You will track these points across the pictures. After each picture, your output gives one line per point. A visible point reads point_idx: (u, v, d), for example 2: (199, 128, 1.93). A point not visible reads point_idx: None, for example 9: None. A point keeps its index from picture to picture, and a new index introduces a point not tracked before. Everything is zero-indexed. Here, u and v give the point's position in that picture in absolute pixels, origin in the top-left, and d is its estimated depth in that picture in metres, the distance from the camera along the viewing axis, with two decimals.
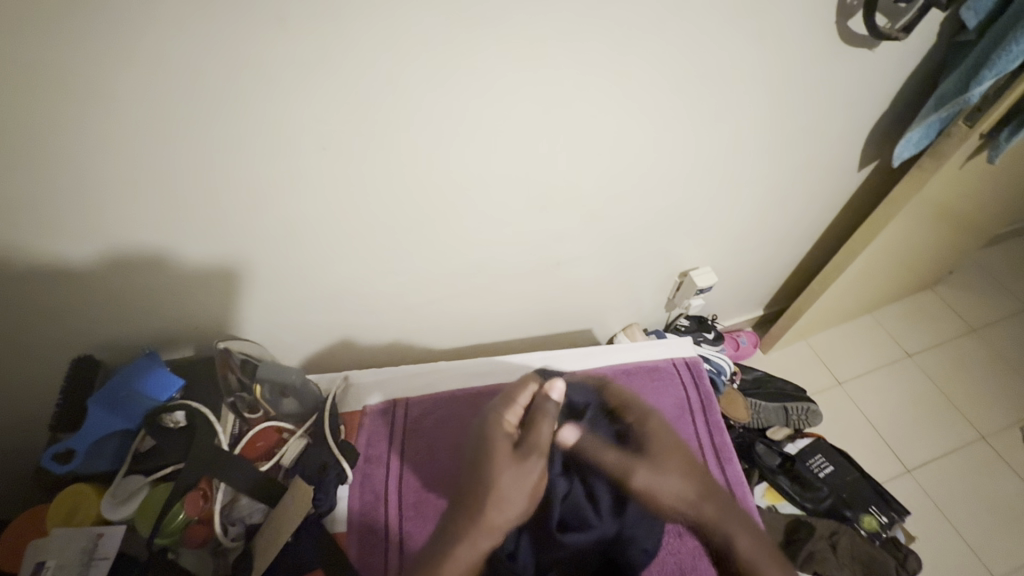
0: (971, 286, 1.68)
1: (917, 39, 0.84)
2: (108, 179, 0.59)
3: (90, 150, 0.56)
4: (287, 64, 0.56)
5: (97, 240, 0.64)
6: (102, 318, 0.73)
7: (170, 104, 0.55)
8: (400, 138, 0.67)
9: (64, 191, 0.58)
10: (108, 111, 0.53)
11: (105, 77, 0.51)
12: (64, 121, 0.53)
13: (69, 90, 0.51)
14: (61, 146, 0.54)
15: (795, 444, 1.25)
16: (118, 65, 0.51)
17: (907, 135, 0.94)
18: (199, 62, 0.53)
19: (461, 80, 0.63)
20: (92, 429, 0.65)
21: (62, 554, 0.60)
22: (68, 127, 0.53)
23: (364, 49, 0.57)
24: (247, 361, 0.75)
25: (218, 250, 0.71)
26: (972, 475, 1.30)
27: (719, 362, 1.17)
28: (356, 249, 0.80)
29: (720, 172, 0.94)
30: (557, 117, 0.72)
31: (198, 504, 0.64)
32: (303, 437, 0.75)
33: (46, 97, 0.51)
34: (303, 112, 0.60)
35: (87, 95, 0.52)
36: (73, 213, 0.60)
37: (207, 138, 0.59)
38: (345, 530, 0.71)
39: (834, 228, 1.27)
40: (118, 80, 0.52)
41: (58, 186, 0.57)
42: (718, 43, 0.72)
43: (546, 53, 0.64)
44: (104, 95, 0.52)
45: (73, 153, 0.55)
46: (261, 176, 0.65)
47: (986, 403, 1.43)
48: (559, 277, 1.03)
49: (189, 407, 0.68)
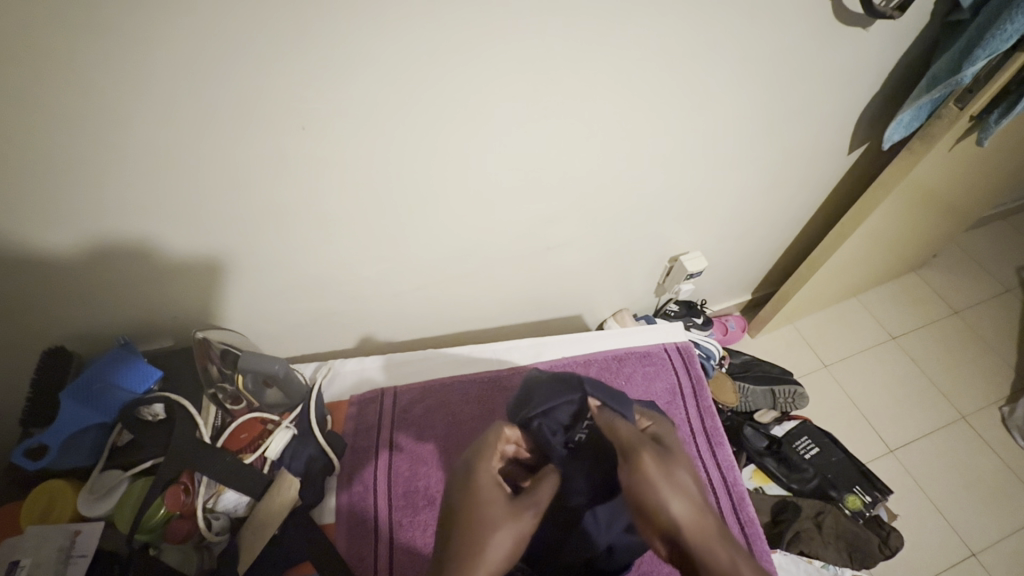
0: (955, 269, 1.70)
1: (912, 18, 0.83)
2: (72, 162, 0.55)
3: (45, 129, 0.52)
4: (260, 37, 0.52)
5: (64, 227, 0.60)
6: (72, 309, 0.70)
7: (132, 78, 0.51)
8: (385, 117, 0.64)
9: (25, 174, 0.54)
10: (65, 87, 0.49)
11: (56, 48, 0.47)
12: (16, 98, 0.49)
13: (17, 62, 0.47)
14: (18, 125, 0.51)
15: (783, 426, 1.26)
16: (77, 38, 0.47)
17: (898, 117, 0.93)
18: (165, 35, 0.49)
19: (449, 55, 0.60)
20: (64, 425, 0.62)
21: (38, 552, 0.58)
22: (23, 105, 0.49)
23: (344, 21, 0.54)
24: (228, 351, 0.72)
25: (195, 236, 0.68)
26: (952, 454, 1.33)
27: (708, 346, 1.18)
28: (339, 234, 0.77)
29: (712, 154, 0.93)
30: (547, 95, 0.70)
31: (179, 498, 0.63)
32: (289, 427, 0.71)
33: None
34: (279, 91, 0.57)
35: (39, 67, 0.47)
36: (36, 198, 0.57)
37: (178, 116, 0.55)
38: (333, 521, 0.71)
39: (823, 212, 1.27)
40: (72, 53, 0.48)
41: (15, 170, 0.54)
42: (714, 20, 0.70)
43: (535, 26, 0.61)
44: (59, 68, 0.48)
45: (31, 134, 0.52)
46: (237, 159, 0.62)
47: (966, 384, 1.46)
48: (548, 262, 1.01)
49: (167, 399, 0.66)
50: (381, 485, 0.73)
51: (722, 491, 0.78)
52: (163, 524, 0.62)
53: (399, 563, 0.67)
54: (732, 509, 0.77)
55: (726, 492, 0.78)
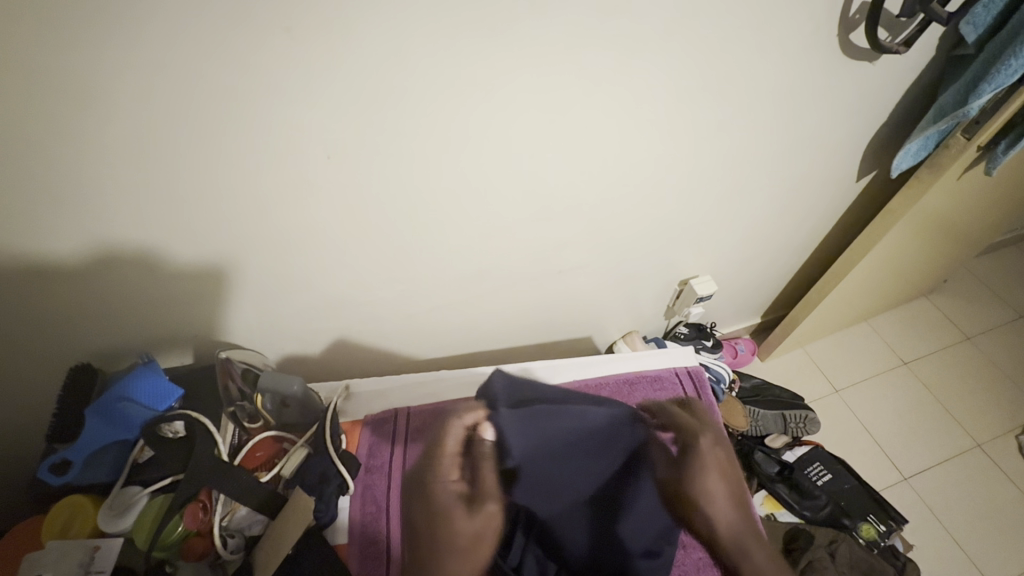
0: (966, 294, 1.69)
1: (916, 53, 0.85)
2: (108, 184, 0.58)
3: (88, 153, 0.55)
4: (292, 71, 0.56)
5: (97, 244, 0.63)
6: (101, 326, 0.72)
7: (171, 105, 0.54)
8: (408, 144, 0.67)
9: (68, 196, 0.58)
10: (107, 112, 0.53)
11: (100, 78, 0.50)
12: (61, 124, 0.52)
13: (66, 91, 0.50)
14: (61, 147, 0.54)
15: (794, 452, 1.24)
16: (124, 71, 0.50)
17: (905, 147, 0.95)
18: (205, 69, 0.53)
19: (468, 87, 0.63)
20: (91, 439, 0.64)
21: (57, 567, 0.58)
22: (68, 131, 0.53)
23: (372, 57, 0.57)
24: (248, 370, 0.75)
25: (219, 257, 0.71)
26: (968, 482, 1.31)
27: (718, 370, 1.18)
28: (357, 255, 0.80)
29: (720, 181, 0.95)
30: (562, 126, 0.73)
31: (197, 516, 0.63)
32: (304, 446, 0.73)
33: (41, 97, 0.50)
34: (312, 122, 0.61)
35: (86, 96, 0.51)
36: (73, 217, 0.60)
37: (212, 143, 0.59)
38: (345, 542, 0.71)
39: (832, 237, 1.28)
40: (115, 82, 0.51)
41: (57, 189, 0.57)
42: (722, 53, 0.73)
43: (551, 61, 0.64)
44: (101, 95, 0.51)
45: (75, 157, 0.55)
46: (265, 182, 0.65)
47: (980, 411, 1.44)
48: (559, 285, 1.03)
49: (187, 417, 0.67)
50: (394, 504, 0.73)
51: None
52: (180, 542, 0.63)
53: None
54: None
55: None
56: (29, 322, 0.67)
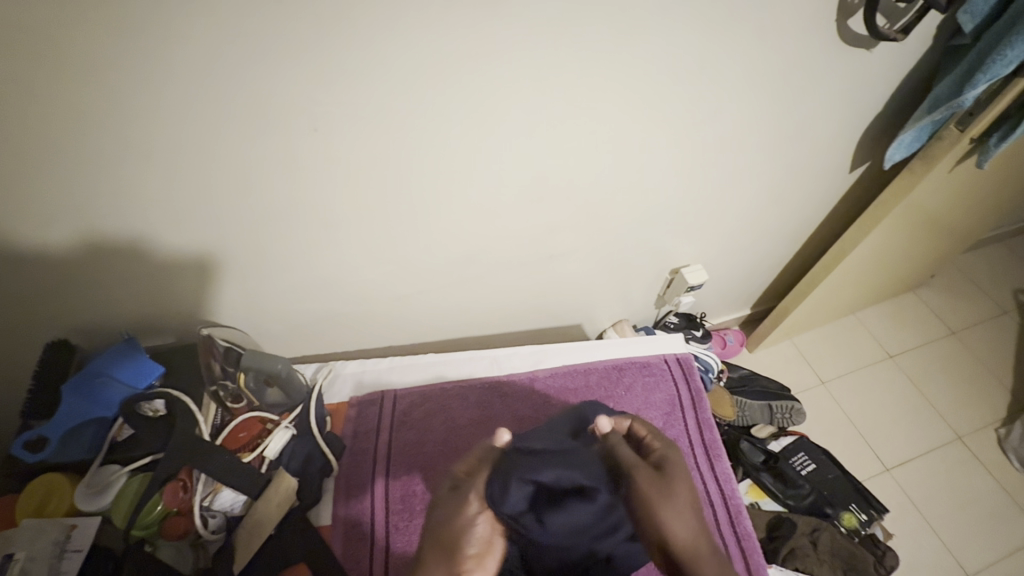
0: (954, 290, 1.71)
1: (913, 42, 0.85)
2: (88, 155, 0.56)
3: (69, 126, 0.53)
4: (280, 42, 0.54)
5: (74, 218, 0.61)
6: (82, 305, 0.71)
7: (156, 78, 0.52)
8: (398, 122, 0.65)
9: (46, 167, 0.55)
10: (86, 81, 0.50)
11: (78, 46, 0.48)
12: (41, 95, 0.50)
13: (41, 58, 0.48)
14: (37, 115, 0.51)
15: (778, 442, 1.26)
16: (104, 37, 0.48)
17: (899, 138, 0.95)
18: (187, 34, 0.50)
19: (461, 63, 0.62)
20: (66, 418, 0.62)
21: (32, 545, 0.57)
22: (46, 98, 0.50)
23: (361, 27, 0.55)
24: (231, 349, 0.72)
25: (201, 234, 0.69)
26: (947, 474, 1.33)
27: (706, 359, 1.18)
28: (346, 237, 0.78)
29: (714, 170, 0.94)
30: (557, 107, 0.71)
31: (177, 495, 0.62)
32: (288, 428, 0.71)
33: (15, 65, 0.47)
34: (299, 95, 0.58)
35: (66, 66, 0.49)
36: (52, 190, 0.57)
37: (197, 115, 0.56)
38: (329, 523, 0.70)
39: (823, 229, 1.28)
40: (95, 52, 0.49)
41: (35, 161, 0.54)
42: (721, 35, 0.72)
43: (547, 38, 0.63)
44: (80, 66, 0.49)
45: (54, 127, 0.53)
46: (248, 157, 0.63)
47: (962, 405, 1.46)
48: (550, 271, 1.02)
49: (168, 395, 0.66)
50: (378, 487, 0.73)
51: (721, 505, 0.78)
52: (159, 521, 0.61)
53: (393, 569, 0.67)
54: (729, 522, 0.76)
55: (724, 506, 0.78)
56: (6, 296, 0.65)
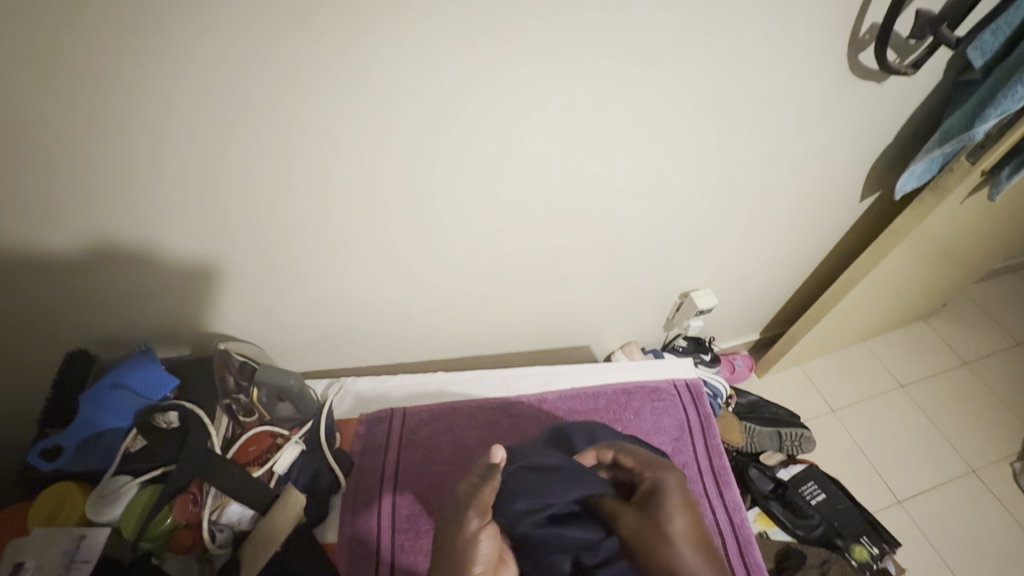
0: (965, 320, 1.70)
1: (923, 76, 0.86)
2: (93, 164, 0.57)
3: (99, 138, 0.55)
4: (310, 68, 0.56)
5: (80, 227, 0.62)
6: (101, 315, 0.72)
7: (183, 93, 0.54)
8: (418, 145, 0.68)
9: (54, 174, 0.57)
10: (98, 92, 0.52)
11: (113, 63, 0.50)
12: (73, 106, 0.52)
13: (75, 72, 0.50)
14: (50, 126, 0.53)
15: (788, 470, 1.23)
16: (112, 50, 0.50)
17: (910, 168, 0.95)
18: (197, 48, 0.52)
19: (481, 91, 0.64)
20: (83, 426, 0.63)
21: (43, 555, 0.57)
22: (81, 111, 0.53)
23: (388, 54, 0.57)
24: (246, 364, 0.74)
25: (221, 248, 0.71)
26: (962, 508, 1.30)
27: (715, 384, 1.17)
28: (362, 254, 0.80)
29: (725, 196, 0.95)
30: (572, 132, 0.73)
31: (187, 508, 0.62)
32: (298, 443, 0.71)
33: (53, 80, 0.50)
34: (323, 116, 0.61)
35: (101, 81, 0.51)
36: (58, 197, 0.59)
37: (203, 129, 0.58)
38: (335, 541, 0.70)
39: (834, 256, 1.28)
40: (128, 67, 0.51)
41: (37, 168, 0.56)
42: (733, 67, 0.73)
43: (564, 67, 0.65)
44: (113, 80, 0.52)
45: (62, 136, 0.54)
46: (272, 175, 0.65)
47: (976, 437, 1.44)
48: (560, 292, 1.03)
49: (182, 406, 0.67)
50: (384, 505, 0.73)
51: (730, 534, 0.77)
52: (167, 534, 0.61)
53: None
54: (738, 552, 0.75)
55: (733, 535, 0.77)
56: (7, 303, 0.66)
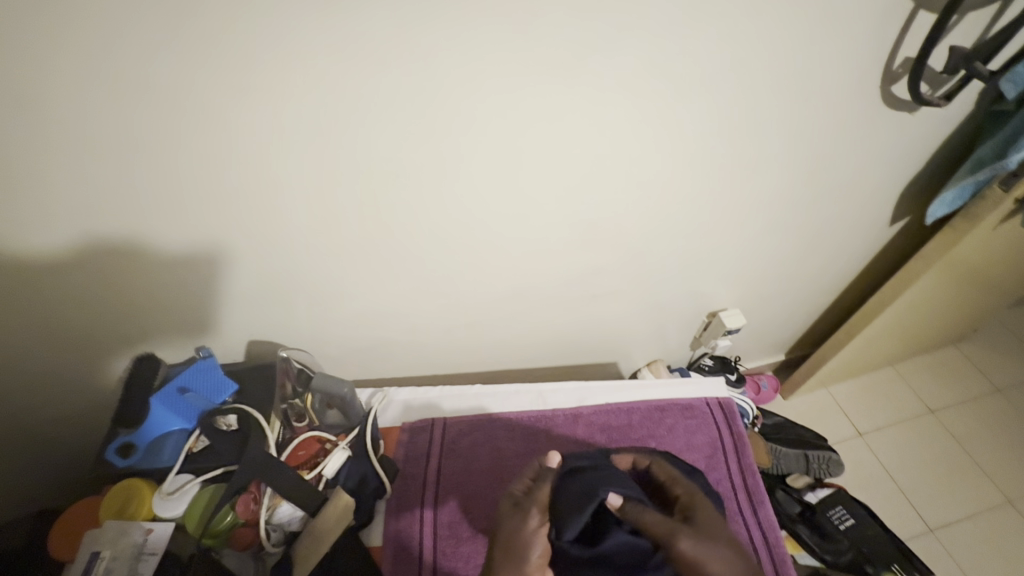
0: (998, 345, 1.67)
1: (955, 107, 0.88)
2: (128, 168, 0.61)
3: (179, 150, 0.61)
4: (377, 98, 0.62)
5: (114, 226, 0.66)
6: (166, 317, 0.79)
7: (258, 114, 0.60)
8: (468, 168, 0.73)
9: (94, 179, 0.61)
10: (134, 101, 0.56)
11: (200, 85, 0.56)
12: (159, 122, 0.58)
13: (165, 92, 0.56)
14: (89, 131, 0.57)
15: (816, 493, 1.23)
16: (154, 66, 0.54)
17: (941, 195, 0.97)
18: (253, 76, 0.57)
19: (530, 119, 0.69)
20: (152, 427, 0.67)
21: (116, 546, 0.61)
22: (166, 125, 0.59)
23: (448, 85, 0.63)
24: (303, 371, 0.82)
25: (280, 257, 0.76)
26: (996, 539, 1.28)
27: (742, 405, 1.18)
28: (408, 267, 0.85)
29: (755, 218, 0.98)
30: (610, 155, 0.77)
31: (248, 507, 0.67)
32: (346, 449, 0.74)
33: (146, 97, 0.56)
34: (384, 141, 0.66)
35: (186, 100, 0.57)
36: (96, 199, 0.63)
37: (243, 140, 0.62)
38: (380, 544, 0.73)
39: (862, 279, 1.29)
40: (212, 90, 0.57)
41: (76, 173, 0.60)
42: (766, 97, 0.77)
43: (607, 96, 0.69)
44: (197, 100, 0.58)
45: (97, 142, 0.58)
46: (334, 191, 0.70)
47: (1010, 466, 1.41)
48: (592, 309, 1.06)
49: (241, 410, 0.72)
50: (426, 512, 0.75)
51: (765, 552, 0.77)
52: (229, 531, 0.66)
53: None
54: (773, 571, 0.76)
55: (768, 553, 0.77)
56: (45, 301, 0.70)
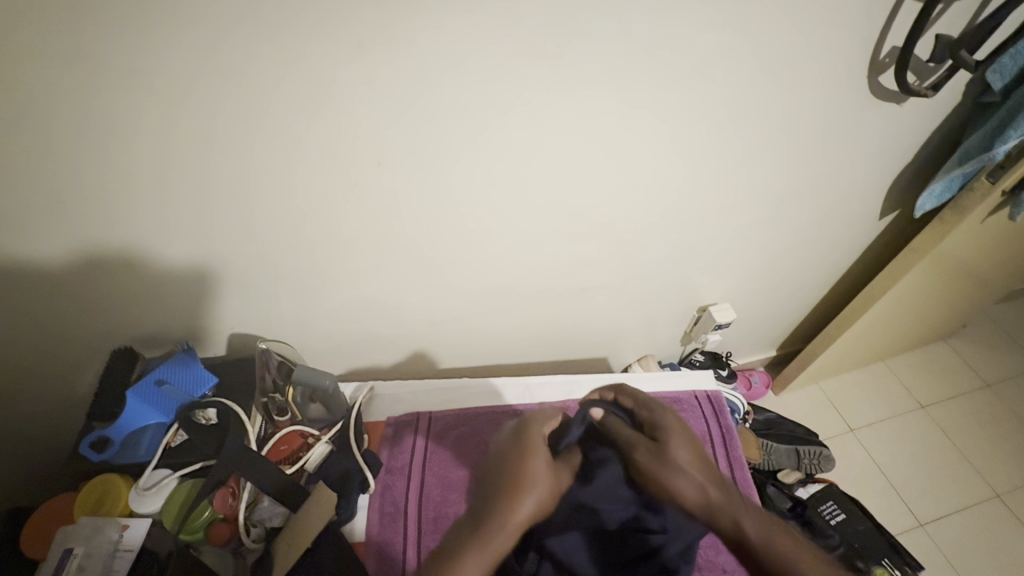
0: (987, 341, 1.68)
1: (942, 97, 0.88)
2: (98, 168, 0.60)
3: (151, 139, 0.59)
4: (359, 85, 0.60)
5: (88, 228, 0.65)
6: (143, 311, 0.77)
7: (233, 100, 0.58)
8: (453, 159, 0.71)
9: (62, 168, 0.58)
10: (98, 98, 0.54)
11: (170, 69, 0.54)
12: (130, 109, 0.56)
13: (135, 78, 0.54)
14: (53, 131, 0.55)
15: (807, 488, 1.23)
16: (113, 62, 0.52)
17: (930, 188, 0.96)
18: (225, 63, 0.55)
19: (518, 109, 0.68)
20: (128, 421, 0.65)
21: (90, 543, 0.60)
22: (137, 114, 0.57)
23: (431, 72, 0.61)
24: (284, 364, 0.79)
25: (258, 249, 0.75)
26: (986, 534, 1.28)
27: (733, 400, 1.17)
28: (393, 259, 0.83)
29: (745, 210, 0.97)
30: (600, 147, 0.76)
31: (226, 501, 0.66)
32: (327, 443, 0.74)
33: (113, 83, 0.54)
34: (365, 130, 0.65)
35: (158, 86, 0.55)
36: (68, 200, 0.61)
37: (219, 128, 0.60)
38: (362, 540, 0.72)
39: (852, 274, 1.29)
40: (183, 74, 0.55)
41: (39, 169, 0.58)
42: (756, 87, 0.76)
43: (595, 86, 0.68)
44: (170, 87, 0.55)
45: (58, 134, 0.56)
46: (314, 181, 0.69)
47: (999, 460, 1.41)
48: (581, 302, 1.05)
49: (221, 404, 0.70)
50: (410, 507, 0.74)
51: None
52: (206, 527, 0.64)
53: None
54: None
55: None
56: (10, 304, 0.68)
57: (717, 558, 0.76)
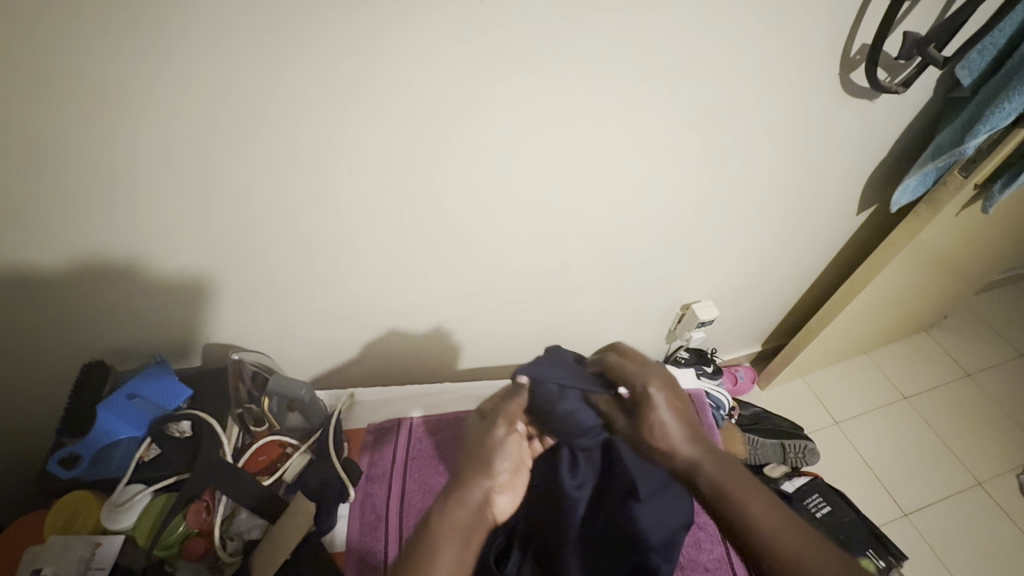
0: (967, 330, 1.70)
1: (914, 94, 0.89)
2: (61, 185, 0.58)
3: (113, 150, 0.58)
4: (326, 90, 0.59)
5: (56, 245, 0.63)
6: (114, 324, 0.75)
7: (195, 108, 0.57)
8: (426, 162, 0.70)
9: (20, 181, 0.57)
10: (65, 115, 0.53)
11: (127, 79, 0.53)
12: (88, 120, 0.54)
13: (91, 88, 0.52)
14: (12, 148, 0.54)
15: (793, 482, 1.24)
16: (74, 77, 0.51)
17: (905, 182, 0.97)
18: (185, 71, 0.54)
19: (489, 112, 0.67)
20: (99, 437, 0.64)
21: (60, 560, 0.59)
22: (97, 126, 0.55)
23: (398, 76, 0.60)
24: (259, 373, 0.79)
25: (231, 258, 0.73)
26: (969, 521, 1.30)
27: (718, 396, 1.18)
28: (370, 264, 0.82)
29: (724, 208, 0.97)
30: (576, 147, 0.76)
31: (200, 516, 0.65)
32: (306, 452, 0.74)
33: (68, 94, 0.52)
34: (334, 135, 0.64)
35: (116, 97, 0.54)
36: (35, 217, 0.60)
37: (183, 137, 0.59)
38: (344, 550, 0.70)
39: (833, 268, 1.30)
40: (140, 83, 0.53)
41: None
42: (730, 86, 0.76)
43: (565, 88, 0.68)
44: (129, 97, 0.54)
45: (14, 146, 0.54)
46: (285, 188, 0.67)
47: (980, 448, 1.44)
48: (564, 303, 1.05)
49: (195, 416, 0.69)
50: (393, 514, 0.74)
51: None
52: (180, 542, 0.63)
53: None
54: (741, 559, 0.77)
55: None
56: None
57: (701, 556, 0.77)
